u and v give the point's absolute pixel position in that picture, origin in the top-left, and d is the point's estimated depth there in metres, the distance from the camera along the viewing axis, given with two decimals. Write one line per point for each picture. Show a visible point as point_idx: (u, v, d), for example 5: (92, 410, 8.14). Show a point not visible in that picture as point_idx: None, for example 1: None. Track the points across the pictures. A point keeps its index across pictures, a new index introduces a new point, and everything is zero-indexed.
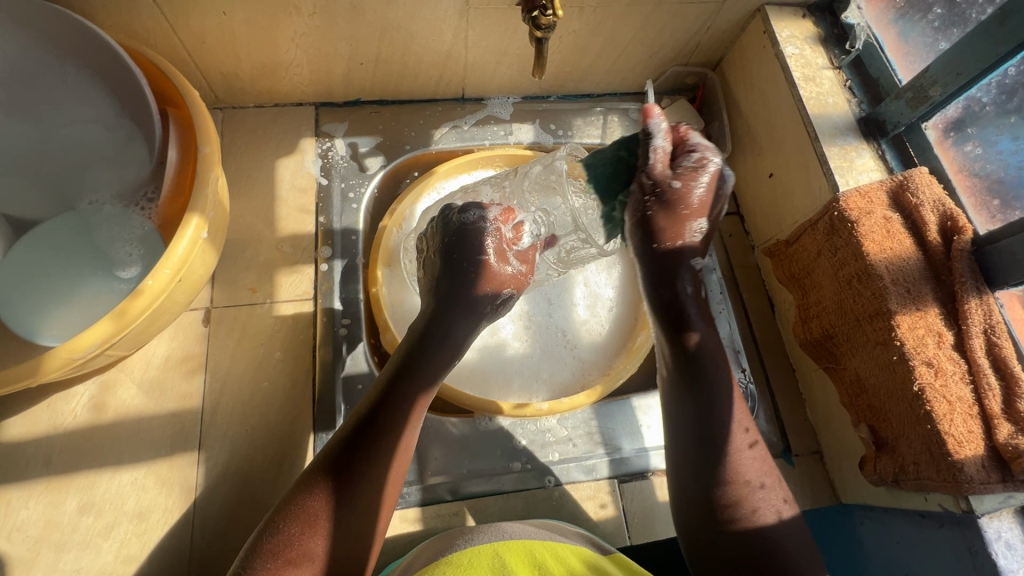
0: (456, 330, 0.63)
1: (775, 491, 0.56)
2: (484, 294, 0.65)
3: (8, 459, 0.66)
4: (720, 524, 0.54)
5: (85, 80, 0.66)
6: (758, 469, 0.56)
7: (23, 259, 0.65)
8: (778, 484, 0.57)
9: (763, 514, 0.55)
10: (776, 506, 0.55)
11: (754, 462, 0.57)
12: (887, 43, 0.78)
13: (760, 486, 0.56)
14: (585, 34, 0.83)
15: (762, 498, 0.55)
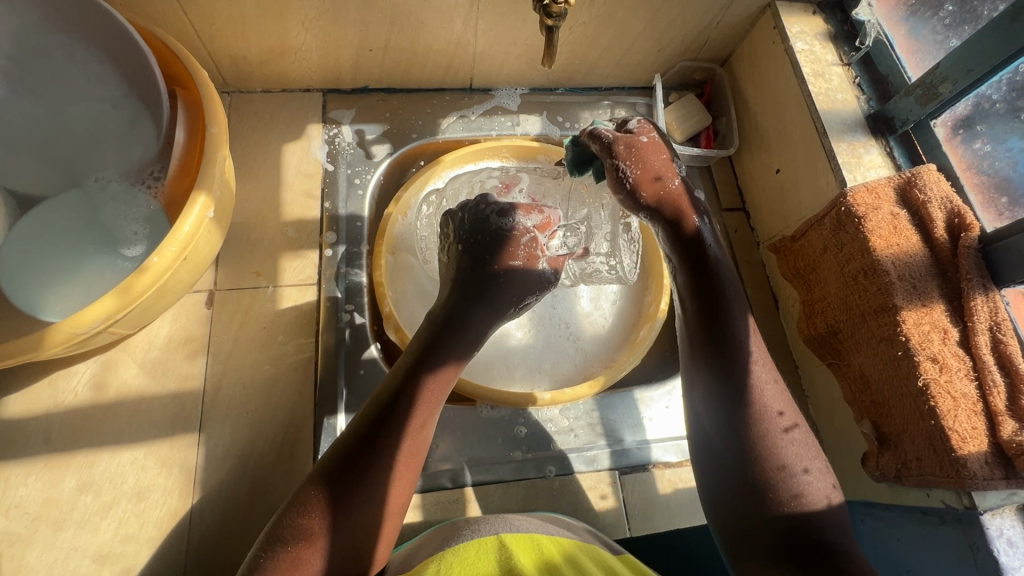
0: (475, 327, 0.62)
1: (822, 477, 0.51)
2: (510, 294, 0.64)
3: (8, 436, 0.65)
4: (762, 511, 0.50)
5: (91, 56, 0.65)
6: (801, 454, 0.51)
7: (27, 235, 0.65)
8: (824, 465, 0.52)
9: (814, 497, 0.50)
10: (825, 492, 0.51)
11: (795, 442, 0.52)
12: (897, 40, 0.78)
13: (806, 468, 0.51)
14: (595, 26, 0.83)
15: (808, 483, 0.50)
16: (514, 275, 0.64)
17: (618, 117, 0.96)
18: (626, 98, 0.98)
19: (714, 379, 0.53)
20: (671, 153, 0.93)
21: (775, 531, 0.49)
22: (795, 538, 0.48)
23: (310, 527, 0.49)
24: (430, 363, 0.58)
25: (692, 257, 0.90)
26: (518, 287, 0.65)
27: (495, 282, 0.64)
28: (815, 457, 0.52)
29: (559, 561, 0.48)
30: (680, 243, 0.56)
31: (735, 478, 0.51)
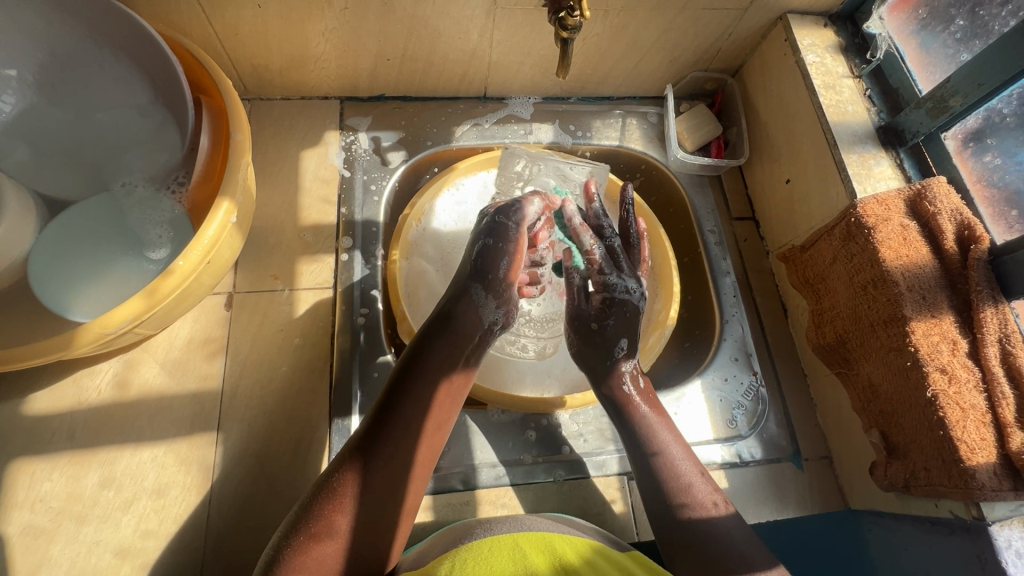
0: (467, 323, 0.63)
1: (708, 486, 0.63)
2: (486, 261, 0.66)
3: (34, 432, 0.67)
4: (669, 515, 0.61)
5: (122, 66, 0.68)
6: (689, 470, 0.63)
7: (56, 237, 0.67)
8: (708, 481, 0.63)
9: (700, 504, 0.61)
10: (710, 498, 0.61)
11: (680, 458, 0.64)
12: (908, 53, 0.79)
13: (691, 478, 0.63)
14: (608, 37, 0.85)
15: (700, 492, 0.61)
16: (499, 280, 0.66)
17: (630, 126, 0.98)
18: (637, 107, 0.99)
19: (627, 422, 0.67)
20: (681, 162, 0.94)
21: (682, 535, 0.59)
22: (691, 541, 0.58)
23: (331, 523, 0.50)
24: (433, 356, 0.60)
25: (702, 265, 0.92)
26: (498, 291, 0.66)
27: (483, 280, 0.65)
28: (699, 467, 0.64)
29: (571, 559, 0.50)
30: (591, 350, 0.71)
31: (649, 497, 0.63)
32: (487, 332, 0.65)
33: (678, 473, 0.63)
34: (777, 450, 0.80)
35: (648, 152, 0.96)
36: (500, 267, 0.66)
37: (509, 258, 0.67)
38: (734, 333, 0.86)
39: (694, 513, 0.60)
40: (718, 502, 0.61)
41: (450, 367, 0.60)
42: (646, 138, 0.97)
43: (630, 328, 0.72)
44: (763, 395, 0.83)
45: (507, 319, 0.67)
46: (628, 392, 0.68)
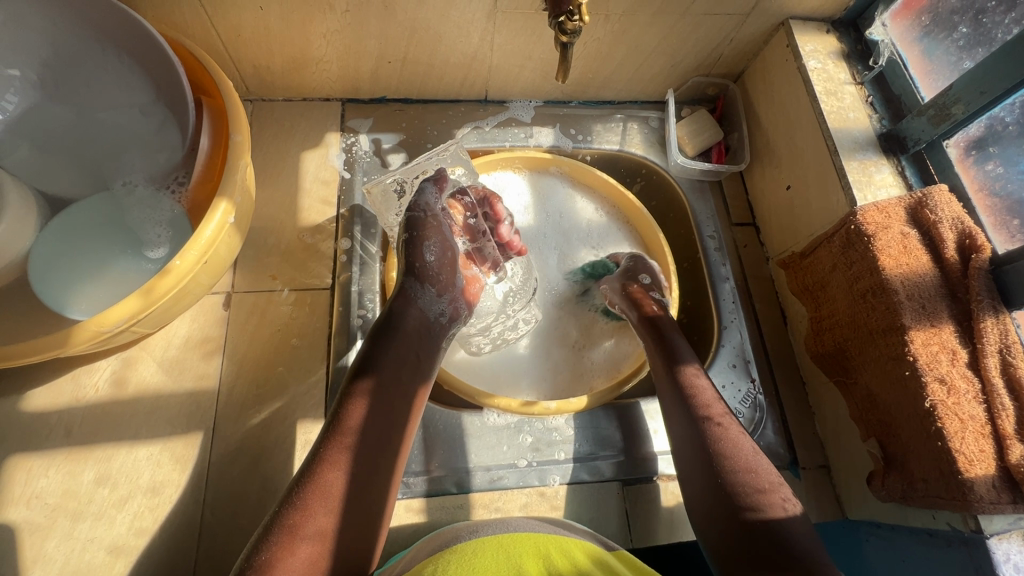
0: (407, 316, 0.65)
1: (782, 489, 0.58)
2: (414, 258, 0.68)
3: (32, 428, 0.68)
4: (732, 515, 0.56)
5: (124, 66, 0.68)
6: (757, 465, 0.60)
7: (55, 235, 0.67)
8: (780, 484, 0.59)
9: (769, 503, 0.56)
10: (781, 501, 0.57)
11: (744, 447, 0.61)
12: (911, 60, 0.78)
13: (766, 479, 0.59)
14: (609, 41, 0.84)
15: (770, 488, 0.58)
16: (430, 268, 0.69)
17: (630, 131, 0.97)
18: (638, 112, 0.98)
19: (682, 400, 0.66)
20: (682, 167, 0.94)
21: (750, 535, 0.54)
22: (762, 542, 0.53)
23: (305, 526, 0.49)
24: (391, 357, 0.62)
25: (701, 271, 0.91)
26: (432, 282, 0.69)
27: (413, 272, 0.68)
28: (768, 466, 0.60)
29: (561, 566, 0.49)
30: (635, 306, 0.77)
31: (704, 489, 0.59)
32: (435, 322, 0.68)
33: (749, 468, 0.59)
34: (774, 457, 0.79)
35: (649, 157, 0.96)
36: (424, 257, 0.69)
37: (432, 242, 0.70)
38: (732, 340, 0.85)
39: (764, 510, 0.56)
40: (789, 501, 0.57)
41: (400, 368, 0.62)
42: (647, 142, 0.97)
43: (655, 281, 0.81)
44: (761, 402, 0.82)
45: (452, 308, 0.71)
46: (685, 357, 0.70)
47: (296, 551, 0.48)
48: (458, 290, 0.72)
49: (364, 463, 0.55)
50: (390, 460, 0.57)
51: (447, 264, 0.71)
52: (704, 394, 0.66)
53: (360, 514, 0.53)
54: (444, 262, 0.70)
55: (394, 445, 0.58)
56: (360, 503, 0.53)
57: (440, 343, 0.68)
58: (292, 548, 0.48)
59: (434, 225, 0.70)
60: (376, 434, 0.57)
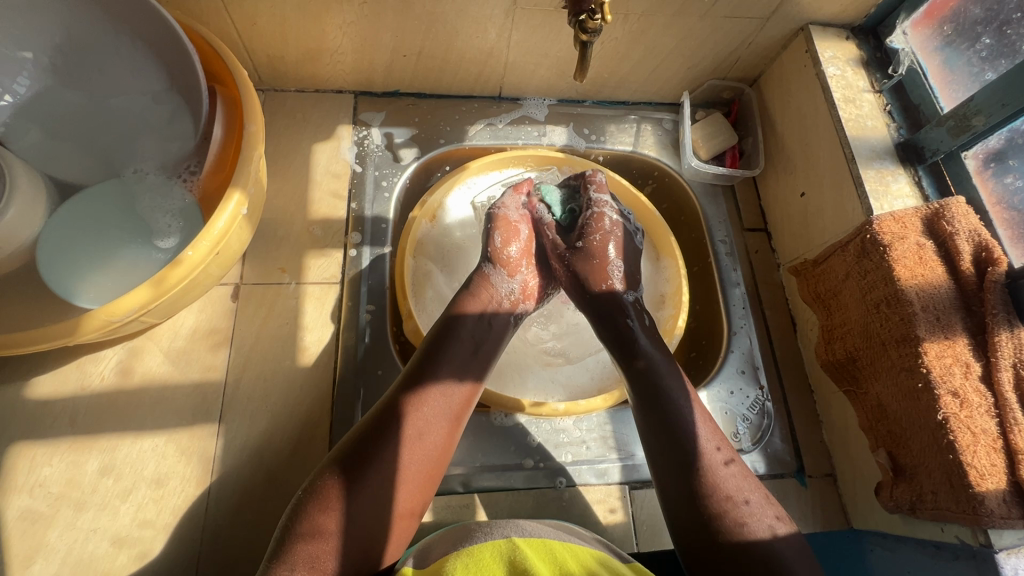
0: (476, 290, 0.68)
1: (763, 509, 0.56)
2: (490, 241, 0.72)
3: (37, 416, 0.67)
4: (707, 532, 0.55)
5: (138, 53, 0.67)
6: (741, 485, 0.57)
7: (65, 222, 0.66)
8: (765, 500, 0.57)
9: (748, 526, 0.54)
10: (769, 523, 0.55)
11: (733, 477, 0.57)
12: (931, 69, 0.78)
13: (748, 499, 0.56)
14: (627, 41, 0.84)
15: (757, 509, 0.55)
16: (504, 253, 0.71)
17: (644, 132, 0.97)
18: (652, 113, 0.98)
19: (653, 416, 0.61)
20: (695, 171, 0.93)
21: (730, 559, 0.53)
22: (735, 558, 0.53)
23: (323, 522, 0.50)
24: (446, 359, 0.61)
25: (711, 275, 0.91)
26: (505, 264, 0.71)
27: (489, 256, 0.71)
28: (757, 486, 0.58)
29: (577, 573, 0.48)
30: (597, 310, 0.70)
31: (681, 506, 0.57)
32: (506, 301, 0.70)
33: (728, 487, 0.56)
34: (781, 464, 0.79)
35: (662, 159, 0.96)
36: (496, 242, 0.71)
37: (506, 234, 0.72)
38: (742, 346, 0.85)
39: (746, 535, 0.53)
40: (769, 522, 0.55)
41: (462, 370, 0.61)
42: (660, 145, 0.96)
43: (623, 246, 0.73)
44: (770, 410, 0.82)
45: (524, 289, 0.71)
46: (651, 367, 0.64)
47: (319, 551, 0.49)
48: (529, 271, 0.72)
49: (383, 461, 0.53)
50: (428, 461, 0.56)
51: (521, 247, 0.73)
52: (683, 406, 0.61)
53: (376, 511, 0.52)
54: (517, 249, 0.72)
55: (434, 449, 0.56)
56: (378, 499, 0.52)
57: (510, 321, 0.69)
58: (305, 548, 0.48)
59: (504, 218, 0.73)
60: (417, 437, 0.56)
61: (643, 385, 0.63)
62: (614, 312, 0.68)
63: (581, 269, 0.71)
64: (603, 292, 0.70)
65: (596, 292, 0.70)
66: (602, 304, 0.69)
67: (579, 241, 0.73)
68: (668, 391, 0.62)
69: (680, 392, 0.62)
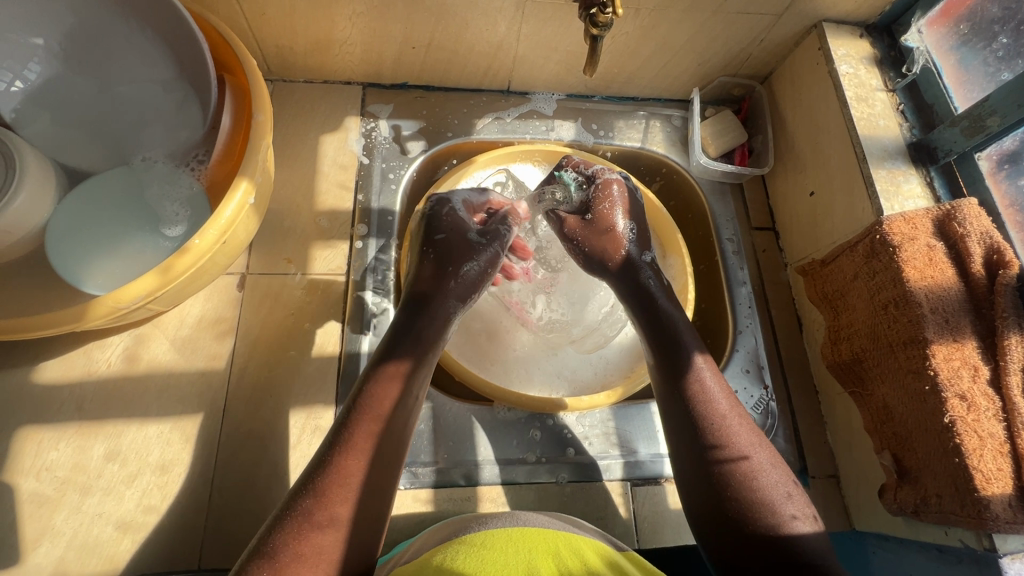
0: (433, 330, 0.64)
1: (796, 502, 0.55)
2: (465, 276, 0.68)
3: (44, 400, 0.68)
4: (736, 525, 0.53)
5: (148, 41, 0.67)
6: (774, 478, 0.55)
7: (74, 208, 0.67)
8: (796, 495, 0.55)
9: (780, 518, 0.53)
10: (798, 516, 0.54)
11: (766, 469, 0.56)
12: (945, 69, 0.77)
13: (780, 493, 0.55)
14: (638, 36, 0.83)
15: (780, 502, 0.54)
16: (469, 284, 0.69)
17: (652, 128, 0.96)
18: (661, 110, 0.97)
19: (682, 404, 0.60)
20: (704, 168, 0.92)
21: (759, 553, 0.52)
22: (765, 551, 0.51)
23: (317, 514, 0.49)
24: (408, 349, 0.61)
25: (718, 274, 0.90)
26: (466, 296, 0.69)
27: (457, 285, 0.68)
28: (786, 476, 0.56)
29: (573, 565, 0.48)
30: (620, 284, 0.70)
31: (700, 495, 0.56)
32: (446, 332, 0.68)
33: (760, 479, 0.55)
34: None
35: (670, 156, 0.95)
36: (473, 276, 0.69)
37: (479, 266, 0.70)
38: (747, 345, 0.85)
39: (763, 527, 0.52)
40: (799, 518, 0.53)
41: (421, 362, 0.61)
42: (668, 141, 0.95)
43: (631, 209, 0.73)
44: (774, 410, 0.81)
45: None
46: (683, 356, 0.62)
47: (318, 541, 0.48)
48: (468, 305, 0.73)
49: (376, 445, 0.54)
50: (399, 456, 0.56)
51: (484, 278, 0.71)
52: (710, 393, 0.60)
53: (372, 499, 0.52)
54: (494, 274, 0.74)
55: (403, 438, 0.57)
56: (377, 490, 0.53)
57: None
58: (310, 535, 0.48)
59: (491, 253, 0.72)
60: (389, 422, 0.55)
61: (673, 374, 0.62)
62: (637, 277, 0.68)
63: (594, 240, 0.71)
64: (620, 264, 0.70)
65: (614, 267, 0.70)
66: (623, 272, 0.69)
67: (589, 214, 0.72)
68: (699, 380, 0.61)
69: (708, 382, 0.61)
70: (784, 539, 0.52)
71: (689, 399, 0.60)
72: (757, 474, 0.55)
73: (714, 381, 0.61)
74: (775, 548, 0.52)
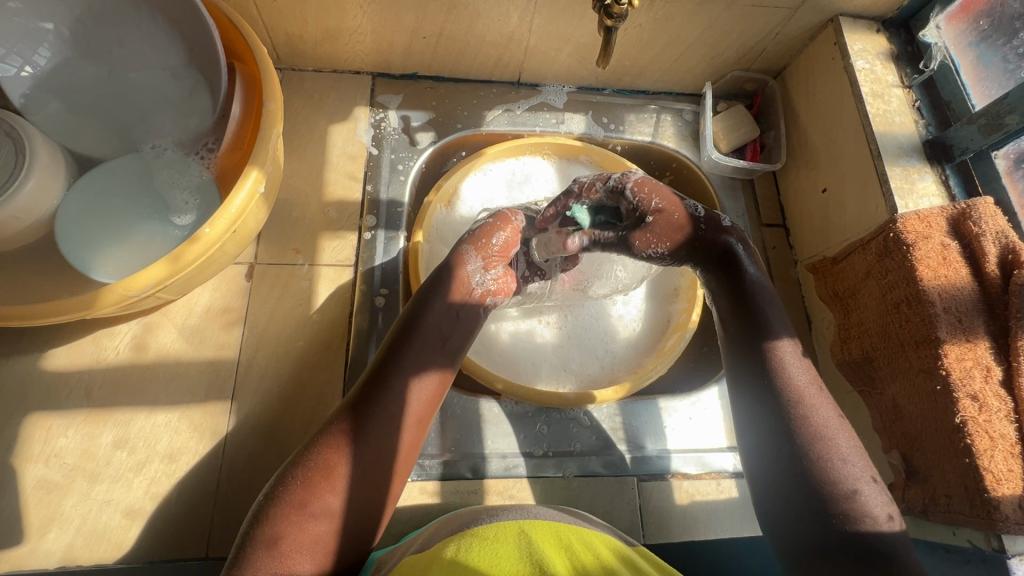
0: (455, 280, 0.62)
1: (881, 498, 0.52)
2: (497, 233, 0.66)
3: (52, 387, 0.68)
4: (817, 519, 0.51)
5: (158, 27, 0.67)
6: (859, 471, 0.53)
7: (84, 195, 0.67)
8: (881, 491, 0.53)
9: (864, 514, 0.51)
10: (882, 513, 0.51)
11: (852, 462, 0.53)
12: (963, 66, 0.76)
13: (866, 488, 0.52)
14: (652, 29, 0.82)
15: (863, 496, 0.52)
16: (495, 246, 0.65)
17: (663, 123, 0.95)
18: (672, 104, 0.96)
19: (766, 389, 0.58)
20: (714, 164, 0.92)
21: (839, 548, 0.50)
22: (847, 546, 0.50)
23: (309, 502, 0.49)
24: (416, 340, 0.58)
25: None
26: (484, 251, 0.65)
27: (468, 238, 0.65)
28: (871, 468, 0.54)
29: (585, 560, 0.48)
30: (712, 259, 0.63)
31: (778, 484, 0.54)
32: (477, 292, 0.63)
33: (846, 472, 0.53)
34: None
35: (681, 151, 0.94)
36: (500, 241, 0.66)
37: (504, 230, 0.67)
38: None
39: (847, 522, 0.51)
40: (884, 514, 0.51)
41: (428, 361, 0.58)
42: (679, 136, 0.95)
43: (676, 197, 0.65)
44: None
45: (499, 284, 0.65)
46: (768, 340, 0.59)
47: (307, 527, 0.48)
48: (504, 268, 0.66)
49: (378, 440, 0.53)
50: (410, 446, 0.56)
51: (504, 243, 0.66)
52: (796, 380, 0.57)
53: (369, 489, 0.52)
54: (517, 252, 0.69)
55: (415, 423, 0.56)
56: (370, 482, 0.52)
57: (479, 313, 0.64)
58: (302, 526, 0.48)
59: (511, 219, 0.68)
60: (393, 416, 0.54)
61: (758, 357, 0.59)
62: (723, 252, 0.63)
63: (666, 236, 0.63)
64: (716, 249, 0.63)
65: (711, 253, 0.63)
66: (703, 248, 0.63)
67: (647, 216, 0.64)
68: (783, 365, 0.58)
69: (794, 369, 0.58)
70: (869, 536, 0.50)
71: (774, 384, 0.57)
72: (845, 467, 0.53)
73: (803, 370, 0.58)
74: (858, 545, 0.50)
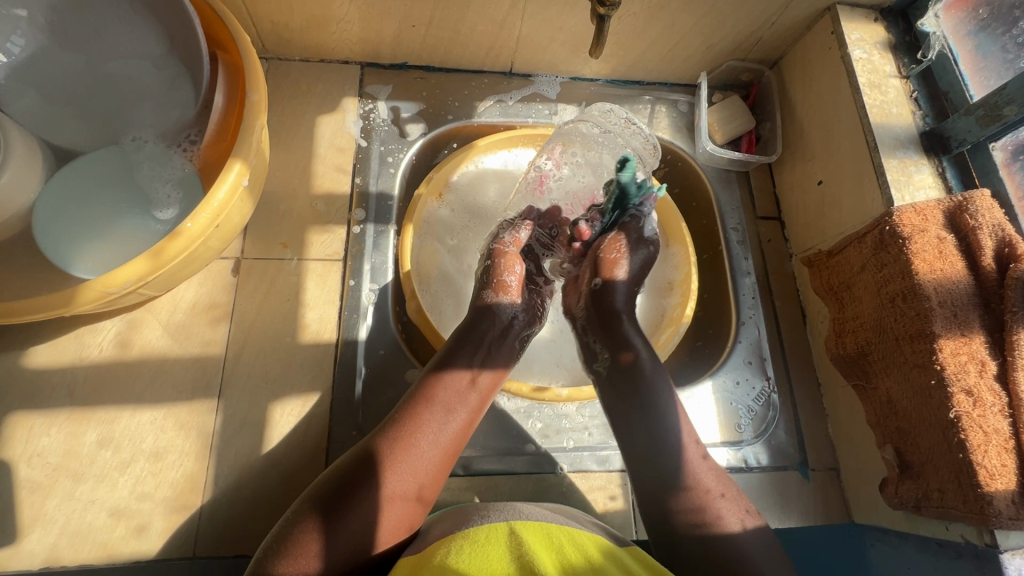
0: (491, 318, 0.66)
1: (735, 503, 0.57)
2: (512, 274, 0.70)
3: (34, 386, 0.67)
4: (675, 524, 0.56)
5: (138, 15, 0.65)
6: (715, 479, 0.58)
7: (63, 189, 0.65)
8: (736, 496, 0.58)
9: (720, 521, 0.55)
10: (739, 517, 0.56)
11: (706, 471, 0.59)
12: (961, 55, 0.75)
13: (721, 494, 0.57)
14: (646, 17, 0.80)
15: (720, 503, 0.57)
16: (508, 285, 0.70)
17: (658, 113, 0.94)
18: (667, 95, 0.95)
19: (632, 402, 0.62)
20: (710, 155, 0.90)
21: (692, 546, 0.55)
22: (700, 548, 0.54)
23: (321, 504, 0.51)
24: (452, 362, 0.62)
25: (722, 264, 0.89)
26: (506, 291, 0.69)
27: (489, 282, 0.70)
28: (725, 480, 0.59)
29: (574, 559, 0.47)
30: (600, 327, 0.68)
31: (648, 492, 0.59)
32: (513, 326, 0.68)
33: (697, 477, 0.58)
34: (783, 457, 0.78)
35: (675, 143, 0.93)
36: (510, 279, 0.70)
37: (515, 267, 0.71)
38: (749, 335, 0.84)
39: (701, 527, 0.55)
40: (737, 516, 0.56)
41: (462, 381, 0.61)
42: (674, 127, 0.93)
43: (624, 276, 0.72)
44: (775, 401, 0.81)
45: (530, 312, 0.70)
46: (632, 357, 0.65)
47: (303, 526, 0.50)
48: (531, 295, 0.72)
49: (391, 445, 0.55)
50: (433, 463, 0.56)
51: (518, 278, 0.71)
52: (664, 397, 0.62)
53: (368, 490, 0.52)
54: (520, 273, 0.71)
55: (441, 439, 0.58)
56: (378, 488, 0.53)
57: (517, 342, 0.68)
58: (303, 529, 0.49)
59: (511, 254, 0.71)
60: (419, 446, 0.56)
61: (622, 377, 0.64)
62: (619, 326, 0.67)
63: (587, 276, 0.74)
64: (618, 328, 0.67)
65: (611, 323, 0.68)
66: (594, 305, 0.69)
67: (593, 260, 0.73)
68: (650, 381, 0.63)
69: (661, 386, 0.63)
70: (720, 537, 0.54)
71: (642, 401, 0.62)
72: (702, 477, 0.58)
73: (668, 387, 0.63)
74: (708, 546, 0.54)
